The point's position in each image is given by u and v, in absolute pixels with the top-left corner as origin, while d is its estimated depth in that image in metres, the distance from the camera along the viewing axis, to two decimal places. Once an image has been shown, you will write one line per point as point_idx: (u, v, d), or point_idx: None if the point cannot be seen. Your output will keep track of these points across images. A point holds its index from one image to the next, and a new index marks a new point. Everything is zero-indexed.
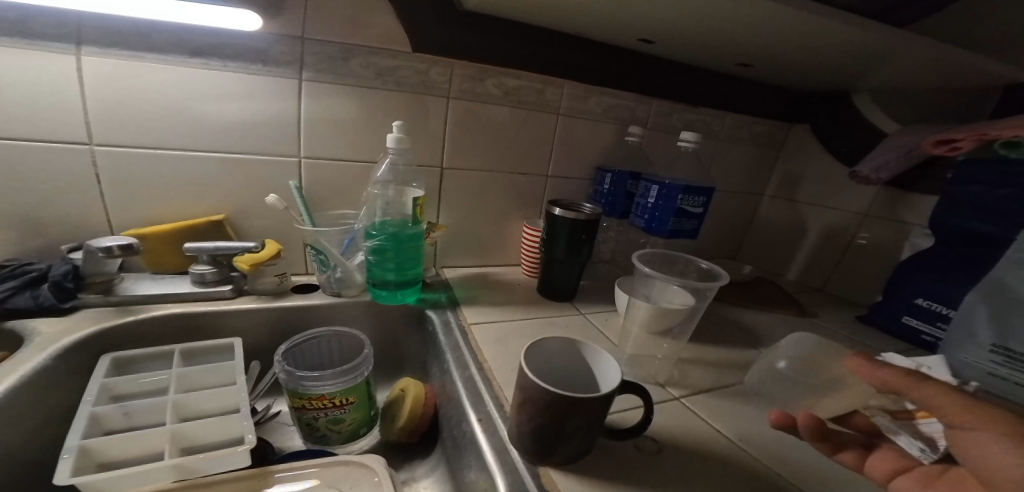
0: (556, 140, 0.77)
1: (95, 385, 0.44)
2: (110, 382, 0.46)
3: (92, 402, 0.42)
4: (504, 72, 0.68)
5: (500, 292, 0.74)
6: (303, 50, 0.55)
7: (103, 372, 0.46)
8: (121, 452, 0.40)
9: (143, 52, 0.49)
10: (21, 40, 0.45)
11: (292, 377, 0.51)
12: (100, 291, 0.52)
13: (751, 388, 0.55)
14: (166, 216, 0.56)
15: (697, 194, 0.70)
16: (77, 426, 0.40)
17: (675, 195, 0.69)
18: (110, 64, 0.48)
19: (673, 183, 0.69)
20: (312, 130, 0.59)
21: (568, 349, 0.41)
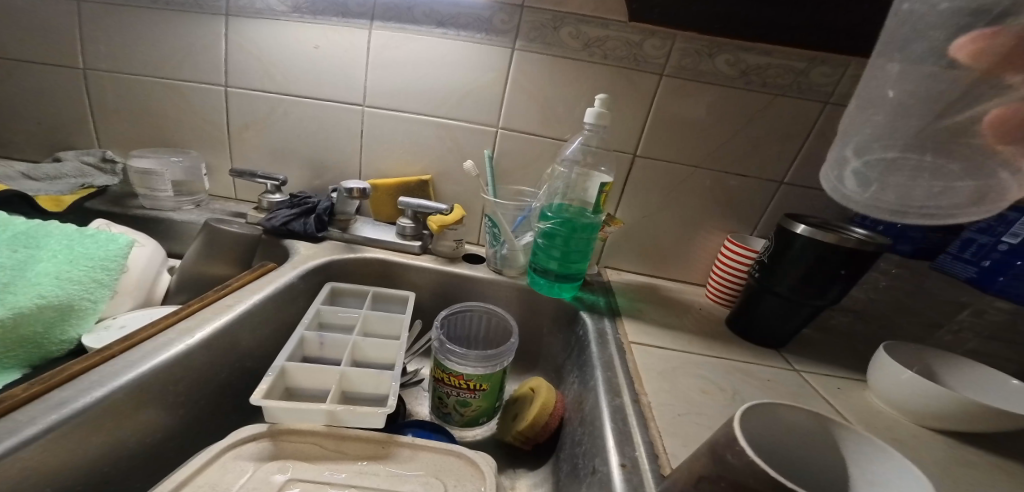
0: (802, 138, 0.58)
1: (310, 310, 0.53)
2: (320, 311, 0.54)
3: (304, 326, 0.50)
4: (742, 45, 0.55)
5: (680, 316, 0.59)
6: (520, 18, 0.57)
7: (319, 300, 0.55)
8: (305, 380, 0.45)
9: (405, 25, 0.60)
10: (336, 18, 0.61)
11: (441, 347, 0.50)
12: (341, 228, 0.66)
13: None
14: (392, 171, 0.68)
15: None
16: (288, 348, 0.47)
17: None
18: (385, 36, 0.61)
19: None
20: (513, 102, 0.61)
21: (810, 430, 0.25)
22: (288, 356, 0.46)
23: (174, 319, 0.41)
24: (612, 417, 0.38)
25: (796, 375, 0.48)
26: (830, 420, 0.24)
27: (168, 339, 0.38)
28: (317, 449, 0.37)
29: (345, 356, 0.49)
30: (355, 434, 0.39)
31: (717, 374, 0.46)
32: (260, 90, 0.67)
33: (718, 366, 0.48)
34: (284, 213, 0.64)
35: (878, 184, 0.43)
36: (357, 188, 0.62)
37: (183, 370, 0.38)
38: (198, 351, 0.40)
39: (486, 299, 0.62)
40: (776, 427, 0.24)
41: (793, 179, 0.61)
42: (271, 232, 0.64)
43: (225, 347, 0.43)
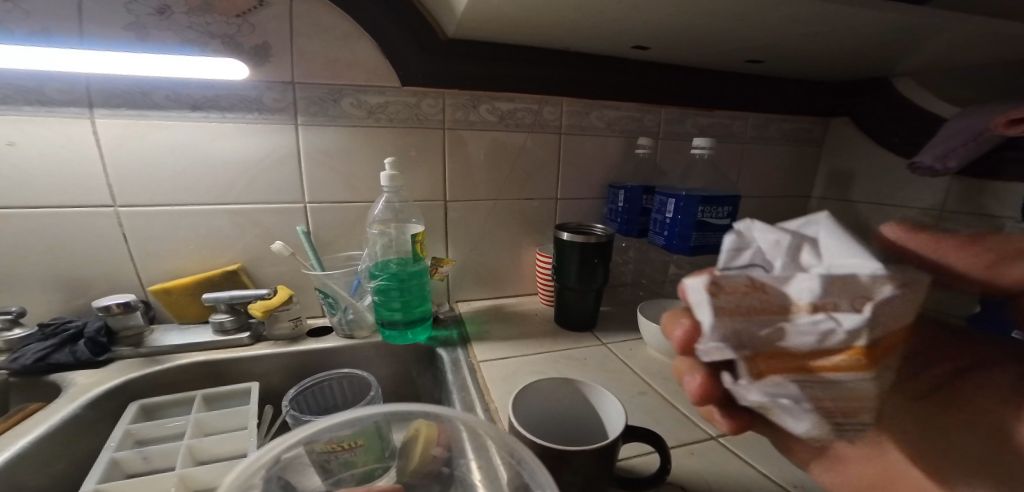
0: (560, 162, 0.77)
1: (118, 431, 0.47)
2: (132, 428, 0.48)
3: (114, 447, 0.45)
4: (495, 97, 0.70)
5: (514, 324, 0.71)
6: (294, 94, 0.59)
7: (127, 419, 0.49)
8: None
9: (149, 111, 0.55)
10: (38, 108, 0.51)
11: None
12: (132, 343, 0.56)
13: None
14: (188, 268, 0.61)
15: (721, 204, 0.63)
16: (95, 470, 0.43)
17: (694, 208, 0.61)
18: (121, 123, 0.54)
19: (689, 195, 0.61)
20: (312, 173, 0.63)
21: (569, 390, 0.40)
22: (97, 479, 0.42)
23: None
24: None
25: (599, 343, 0.65)
26: (575, 381, 0.40)
27: None
28: None
29: (179, 461, 0.46)
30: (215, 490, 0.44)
31: (545, 363, 0.59)
32: None
33: (545, 356, 0.60)
34: (36, 348, 0.51)
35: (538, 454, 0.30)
36: (116, 303, 0.54)
37: None
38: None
39: (342, 366, 0.63)
40: (548, 396, 0.40)
41: (564, 193, 0.79)
42: (22, 373, 0.51)
43: None
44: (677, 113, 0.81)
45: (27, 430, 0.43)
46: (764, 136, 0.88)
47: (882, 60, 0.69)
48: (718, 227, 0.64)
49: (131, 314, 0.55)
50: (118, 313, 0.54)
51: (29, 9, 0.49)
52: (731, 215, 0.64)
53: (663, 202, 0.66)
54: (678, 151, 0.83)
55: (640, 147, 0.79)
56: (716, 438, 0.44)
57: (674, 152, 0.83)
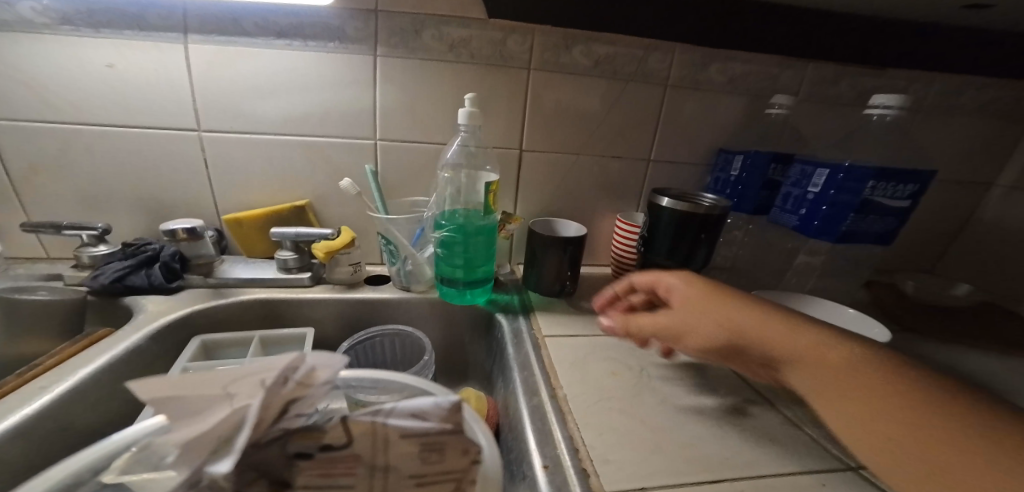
0: (661, 119, 0.64)
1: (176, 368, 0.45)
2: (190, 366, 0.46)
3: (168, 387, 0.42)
4: (594, 37, 0.59)
5: (585, 299, 0.62)
6: (376, 24, 0.54)
7: (186, 356, 0.47)
8: None
9: (233, 37, 0.52)
10: (137, 32, 0.51)
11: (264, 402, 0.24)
12: (203, 273, 0.56)
13: None
14: (259, 201, 0.60)
15: (903, 181, 0.47)
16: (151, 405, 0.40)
17: (864, 184, 0.47)
18: (212, 50, 0.52)
19: (858, 166, 0.47)
20: (386, 112, 0.58)
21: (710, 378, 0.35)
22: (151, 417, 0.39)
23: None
24: (532, 418, 0.38)
25: None
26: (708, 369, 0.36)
27: None
28: None
29: None
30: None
31: (622, 349, 0.49)
32: (48, 123, 0.53)
33: (623, 341, 0.51)
34: (115, 268, 0.52)
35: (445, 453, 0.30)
36: (182, 230, 0.53)
37: None
38: (9, 444, 0.34)
39: (396, 321, 0.59)
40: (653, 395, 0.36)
41: (660, 157, 0.67)
42: (100, 293, 0.52)
43: None
44: (824, 68, 0.63)
45: (94, 357, 0.42)
46: (938, 105, 0.68)
47: None
48: (891, 211, 0.49)
49: (195, 242, 0.55)
50: (184, 239, 0.54)
51: None
52: (912, 196, 0.49)
53: (808, 172, 0.51)
54: (816, 116, 0.66)
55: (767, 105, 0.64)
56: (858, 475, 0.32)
57: (808, 116, 0.66)
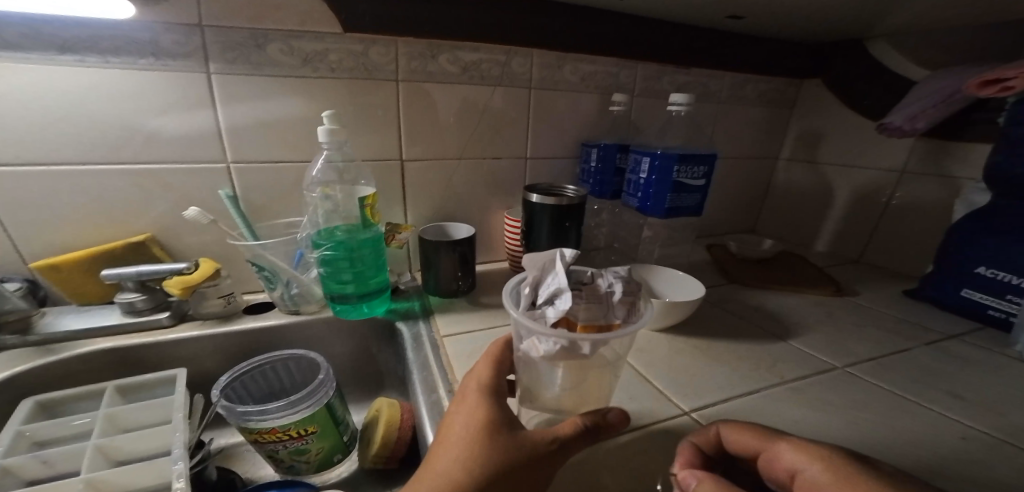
0: (529, 119, 0.70)
1: (6, 436, 0.39)
2: (27, 430, 0.41)
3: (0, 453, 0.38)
4: (457, 45, 0.61)
5: (479, 294, 0.66)
6: (204, 39, 0.49)
7: (19, 419, 0.41)
8: None
9: (6, 53, 0.43)
10: None
11: (527, 312, 0.30)
12: (18, 331, 0.47)
13: (778, 393, 0.44)
14: (88, 239, 0.51)
15: (697, 163, 0.59)
16: None
17: (671, 167, 0.58)
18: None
19: (666, 152, 0.58)
20: (238, 130, 0.53)
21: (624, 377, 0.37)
22: None
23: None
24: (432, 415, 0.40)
25: None
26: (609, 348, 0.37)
27: None
28: None
29: (83, 465, 0.39)
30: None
31: None
32: None
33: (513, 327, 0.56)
34: None
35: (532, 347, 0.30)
36: None
37: None
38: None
39: (286, 346, 0.56)
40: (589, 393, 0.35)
41: (533, 154, 0.73)
42: None
43: None
44: (655, 69, 0.76)
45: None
46: (739, 97, 0.85)
47: (863, 18, 0.66)
48: (695, 188, 0.61)
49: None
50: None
51: None
52: (706, 175, 0.61)
53: (638, 161, 0.62)
54: (655, 110, 0.79)
55: (614, 104, 0.73)
56: (689, 414, 0.40)
57: (648, 111, 0.78)
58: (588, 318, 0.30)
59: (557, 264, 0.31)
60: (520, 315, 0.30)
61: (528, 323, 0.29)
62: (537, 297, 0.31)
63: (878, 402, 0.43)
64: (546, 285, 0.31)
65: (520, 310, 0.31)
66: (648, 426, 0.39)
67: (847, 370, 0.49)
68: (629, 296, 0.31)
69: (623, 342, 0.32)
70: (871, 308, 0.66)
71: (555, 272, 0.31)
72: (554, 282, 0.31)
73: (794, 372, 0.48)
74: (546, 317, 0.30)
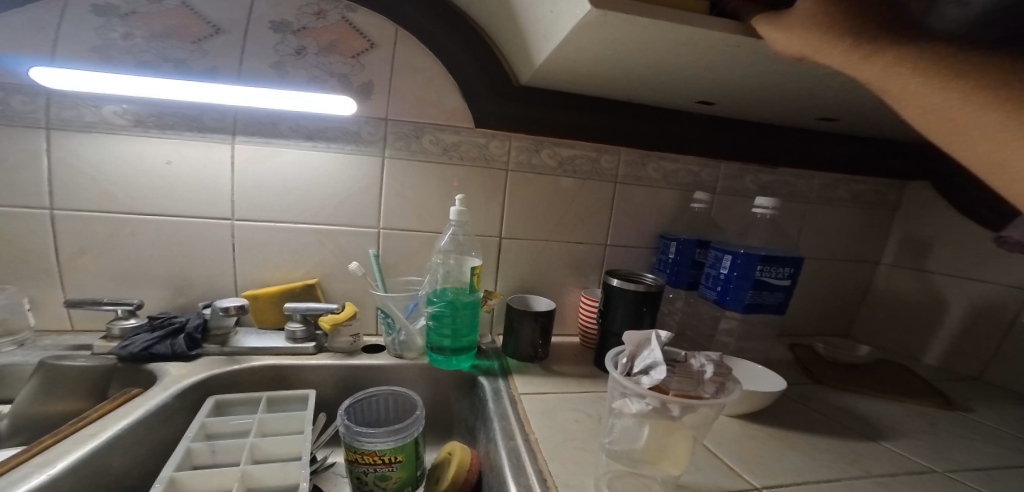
0: (615, 207, 0.79)
1: (196, 422, 0.52)
2: (208, 421, 0.53)
3: (190, 437, 0.50)
4: (558, 143, 0.75)
5: (555, 362, 0.71)
6: (387, 129, 0.67)
7: (203, 412, 0.54)
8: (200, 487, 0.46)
9: (272, 138, 0.64)
10: (193, 132, 0.62)
11: (625, 376, 0.37)
12: (219, 342, 0.63)
13: (865, 489, 0.43)
14: (271, 279, 0.68)
15: (781, 265, 0.63)
16: (174, 458, 0.47)
17: (752, 266, 0.62)
18: (253, 148, 0.63)
19: (748, 253, 0.62)
20: (390, 203, 0.70)
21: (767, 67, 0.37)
22: (174, 467, 0.46)
23: (13, 463, 0.39)
24: (510, 458, 0.45)
25: None
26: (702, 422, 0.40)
27: (25, 473, 0.39)
28: None
29: (241, 459, 0.49)
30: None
31: (586, 403, 0.58)
32: (98, 210, 0.61)
33: (586, 396, 0.61)
34: (144, 338, 0.59)
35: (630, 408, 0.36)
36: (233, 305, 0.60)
37: None
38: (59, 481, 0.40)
39: (390, 382, 0.66)
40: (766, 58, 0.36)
41: (614, 239, 0.81)
42: (128, 360, 0.58)
43: None
44: (736, 168, 0.82)
45: (126, 412, 0.49)
46: (825, 198, 0.87)
47: None
48: (778, 287, 0.63)
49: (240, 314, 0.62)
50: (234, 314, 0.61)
51: (207, 55, 0.60)
52: (792, 276, 0.64)
53: (718, 257, 0.67)
54: (734, 205, 0.83)
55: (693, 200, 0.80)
56: (760, 490, 0.41)
57: (729, 206, 0.83)
58: (680, 389, 0.35)
59: (653, 341, 0.38)
60: (620, 377, 0.37)
61: (627, 384, 0.36)
62: (633, 367, 0.38)
63: None
64: (643, 358, 0.38)
65: (620, 374, 0.38)
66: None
67: (949, 476, 0.46)
68: (718, 376, 0.36)
69: (707, 413, 0.37)
70: (992, 427, 0.59)
71: (651, 347, 0.38)
72: (650, 355, 0.37)
73: (881, 468, 0.47)
74: (644, 383, 0.35)
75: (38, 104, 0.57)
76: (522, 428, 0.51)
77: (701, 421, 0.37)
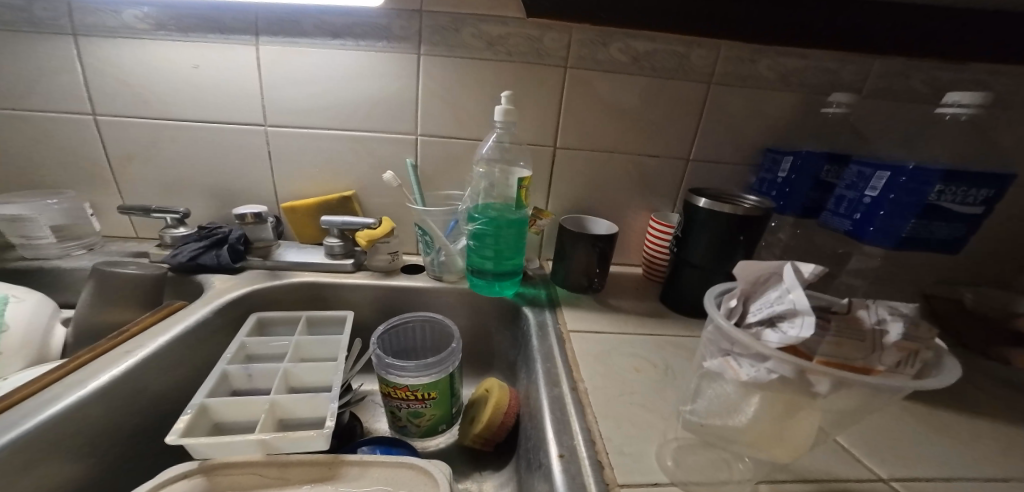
0: (704, 116, 0.63)
1: (234, 343, 0.51)
2: (246, 342, 0.52)
3: (226, 360, 0.48)
4: (632, 33, 0.58)
5: (613, 297, 0.62)
6: (420, 24, 0.56)
7: (242, 333, 0.53)
8: (233, 414, 0.43)
9: (296, 38, 0.57)
10: (212, 34, 0.56)
11: (733, 324, 0.25)
12: (262, 256, 0.62)
13: None
14: (308, 190, 0.65)
15: (974, 186, 0.46)
16: (208, 383, 0.45)
17: (927, 187, 0.46)
18: (263, 49, 0.57)
19: (923, 169, 0.46)
20: (426, 111, 0.61)
21: None
22: (207, 393, 0.43)
23: (48, 380, 0.37)
24: (552, 409, 0.38)
25: None
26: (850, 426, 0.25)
27: (56, 394, 0.36)
28: (253, 477, 0.36)
29: (274, 385, 0.47)
30: (297, 459, 0.37)
31: (647, 346, 0.49)
32: (137, 118, 0.60)
33: (647, 339, 0.51)
34: (191, 248, 0.59)
35: (737, 374, 0.25)
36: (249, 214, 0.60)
37: (80, 421, 0.36)
38: (101, 395, 0.38)
39: (428, 308, 0.61)
40: None
41: (697, 155, 0.65)
42: (178, 270, 0.59)
43: (130, 392, 0.41)
44: (885, 64, 0.60)
45: (165, 329, 0.47)
46: None
47: None
48: (963, 216, 0.48)
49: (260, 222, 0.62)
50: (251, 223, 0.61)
51: None
52: (988, 202, 0.48)
53: (866, 175, 0.50)
54: (873, 115, 0.62)
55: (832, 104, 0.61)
56: (887, 482, 0.31)
57: (864, 115, 0.62)
58: (831, 356, 0.22)
59: (788, 277, 0.25)
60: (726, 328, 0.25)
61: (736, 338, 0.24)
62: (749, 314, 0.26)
63: None
64: (767, 301, 0.25)
65: (725, 321, 0.26)
66: (828, 480, 0.31)
67: None
68: (910, 342, 0.22)
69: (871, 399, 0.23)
70: None
71: (782, 284, 0.25)
72: (781, 298, 0.24)
73: None
74: (764, 342, 0.24)
75: (61, 11, 0.54)
76: (568, 373, 0.42)
77: (848, 410, 0.24)
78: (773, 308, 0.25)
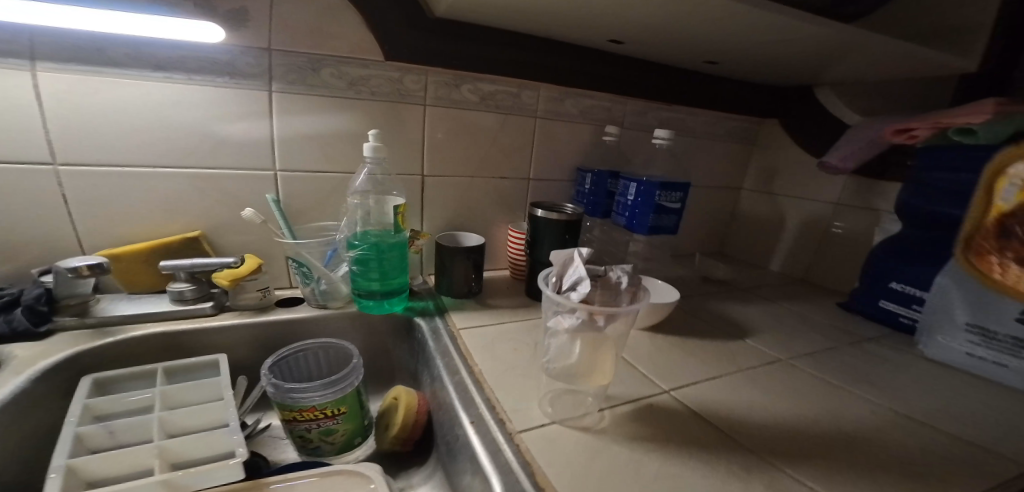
0: (536, 143, 0.80)
1: (78, 405, 0.43)
2: (92, 403, 0.44)
3: (75, 421, 0.41)
4: (478, 77, 0.71)
5: (486, 297, 0.74)
6: (272, 61, 0.56)
7: (83, 392, 0.45)
8: (105, 468, 0.39)
9: (105, 68, 0.50)
10: None
11: (556, 294, 0.41)
12: (76, 313, 0.52)
13: (741, 382, 0.54)
14: (143, 234, 0.57)
15: (673, 190, 0.73)
16: (60, 447, 0.38)
17: (654, 192, 0.71)
18: (62, 78, 0.48)
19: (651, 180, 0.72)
20: (287, 145, 0.60)
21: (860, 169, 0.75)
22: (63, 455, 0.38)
23: None
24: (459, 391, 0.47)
25: None
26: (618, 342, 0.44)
27: None
28: None
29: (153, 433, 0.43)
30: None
31: (519, 330, 0.63)
32: None
33: (519, 324, 0.65)
34: None
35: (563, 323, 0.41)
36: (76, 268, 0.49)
37: None
38: None
39: (316, 337, 0.62)
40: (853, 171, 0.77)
41: (535, 175, 0.83)
42: None
43: None
44: (642, 107, 0.88)
45: None
46: (710, 134, 0.99)
47: (808, 72, 0.81)
48: (672, 211, 0.75)
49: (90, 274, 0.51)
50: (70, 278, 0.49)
51: None
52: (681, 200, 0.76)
53: (628, 185, 0.75)
54: (639, 142, 0.91)
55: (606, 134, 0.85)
56: (669, 393, 0.50)
57: (634, 142, 0.90)
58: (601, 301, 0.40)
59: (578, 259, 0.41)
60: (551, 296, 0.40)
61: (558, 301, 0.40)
62: (563, 284, 0.41)
63: (815, 386, 0.55)
64: (570, 274, 0.41)
65: (551, 293, 0.41)
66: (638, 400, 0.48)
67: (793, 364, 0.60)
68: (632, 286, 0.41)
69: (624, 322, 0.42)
70: (812, 316, 0.79)
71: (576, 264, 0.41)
72: (575, 272, 0.41)
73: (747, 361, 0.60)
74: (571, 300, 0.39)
75: None
76: (465, 363, 0.52)
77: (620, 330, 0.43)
78: (572, 278, 0.41)
